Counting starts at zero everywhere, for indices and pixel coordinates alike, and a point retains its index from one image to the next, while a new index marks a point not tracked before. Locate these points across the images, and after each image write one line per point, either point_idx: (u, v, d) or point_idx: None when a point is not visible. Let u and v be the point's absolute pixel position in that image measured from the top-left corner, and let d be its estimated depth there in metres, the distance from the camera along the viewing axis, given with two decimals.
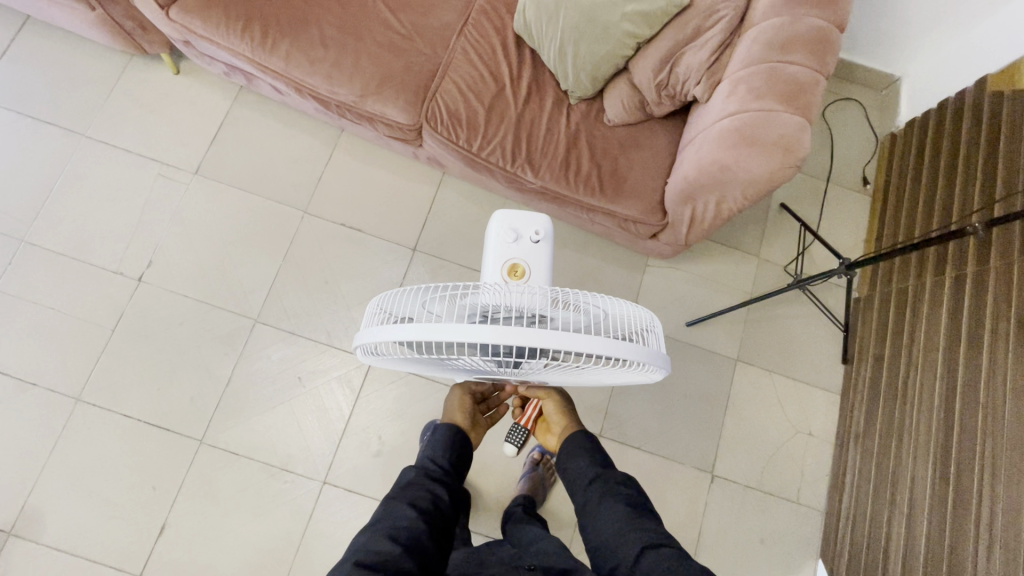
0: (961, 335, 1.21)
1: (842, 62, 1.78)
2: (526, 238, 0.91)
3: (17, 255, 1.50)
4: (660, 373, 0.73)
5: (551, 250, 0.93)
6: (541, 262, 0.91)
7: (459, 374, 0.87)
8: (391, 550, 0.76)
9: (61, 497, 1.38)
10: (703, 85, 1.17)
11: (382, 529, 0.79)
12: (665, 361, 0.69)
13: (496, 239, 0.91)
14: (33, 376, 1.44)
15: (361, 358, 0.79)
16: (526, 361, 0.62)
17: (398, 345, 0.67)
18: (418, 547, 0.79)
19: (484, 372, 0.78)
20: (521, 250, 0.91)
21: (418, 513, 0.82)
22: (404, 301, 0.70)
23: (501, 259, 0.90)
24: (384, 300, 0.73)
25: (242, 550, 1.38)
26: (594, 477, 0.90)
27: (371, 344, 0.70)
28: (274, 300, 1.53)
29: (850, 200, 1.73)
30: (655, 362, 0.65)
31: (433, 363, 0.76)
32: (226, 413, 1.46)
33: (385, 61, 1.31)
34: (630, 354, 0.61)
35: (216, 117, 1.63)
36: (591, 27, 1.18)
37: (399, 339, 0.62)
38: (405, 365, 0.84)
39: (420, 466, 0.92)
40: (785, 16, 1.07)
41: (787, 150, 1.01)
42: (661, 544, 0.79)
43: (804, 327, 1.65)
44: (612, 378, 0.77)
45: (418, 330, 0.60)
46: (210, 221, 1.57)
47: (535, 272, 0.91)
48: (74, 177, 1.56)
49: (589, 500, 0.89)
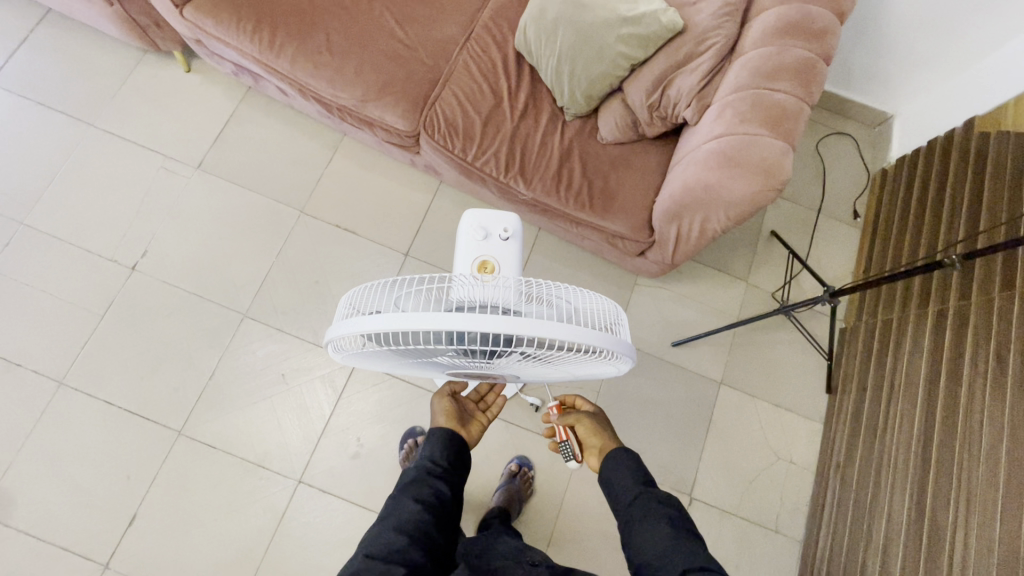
0: (941, 368, 1.21)
1: (836, 97, 1.82)
2: (495, 235, 0.96)
3: (16, 239, 1.52)
4: (628, 365, 0.74)
5: (520, 247, 0.97)
6: (510, 258, 0.95)
7: (433, 371, 0.88)
8: (400, 542, 0.80)
9: (34, 481, 1.37)
10: (693, 107, 1.20)
11: (389, 524, 0.81)
12: (633, 353, 0.70)
13: (466, 237, 0.95)
14: (18, 357, 1.45)
15: (332, 356, 0.79)
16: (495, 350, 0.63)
17: (369, 339, 0.67)
18: (426, 540, 0.82)
19: (457, 367, 0.78)
20: (490, 247, 0.95)
21: (423, 510, 0.83)
22: (374, 297, 0.71)
23: (471, 256, 0.94)
24: (355, 297, 0.73)
25: (211, 546, 1.37)
26: (635, 495, 0.87)
27: (339, 340, 0.70)
28: (263, 296, 1.55)
29: (839, 232, 1.76)
30: (622, 353, 0.66)
31: (404, 358, 0.77)
32: (206, 405, 1.46)
33: (386, 69, 1.35)
34: (597, 342, 0.62)
35: (222, 115, 1.67)
36: (587, 47, 1.22)
37: (368, 330, 0.62)
38: (377, 363, 0.84)
39: (420, 464, 0.89)
40: (772, 45, 1.11)
41: (769, 172, 1.04)
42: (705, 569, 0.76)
43: (789, 354, 1.66)
44: (582, 371, 0.78)
45: (387, 321, 0.60)
46: (207, 215, 1.59)
47: (504, 267, 0.94)
48: (79, 165, 1.60)
49: (631, 518, 0.86)
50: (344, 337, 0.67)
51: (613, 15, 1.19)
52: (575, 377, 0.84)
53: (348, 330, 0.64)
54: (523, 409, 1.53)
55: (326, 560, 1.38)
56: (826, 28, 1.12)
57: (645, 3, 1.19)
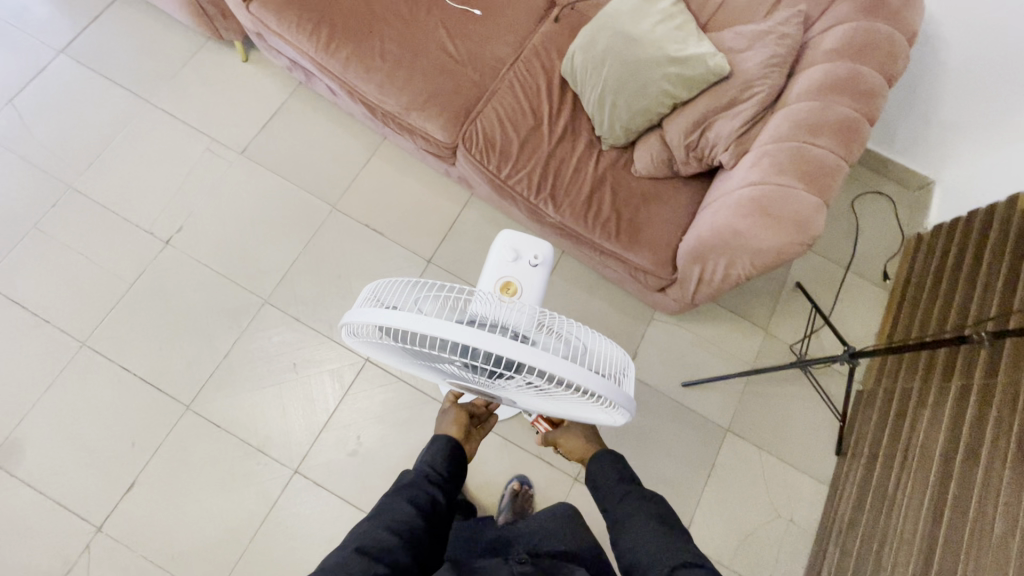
0: (959, 446, 1.16)
1: (878, 156, 1.79)
2: (525, 259, 0.99)
3: (62, 201, 1.59)
4: (626, 415, 0.74)
5: (547, 275, 1.00)
6: (533, 284, 0.98)
7: (437, 376, 0.89)
8: (391, 540, 0.77)
9: (44, 435, 1.41)
10: (730, 152, 1.20)
11: (381, 520, 0.80)
12: (633, 405, 0.70)
13: (498, 254, 0.99)
14: (46, 314, 1.50)
15: (343, 338, 0.80)
16: (499, 370, 0.63)
17: (381, 331, 0.68)
18: (416, 544, 0.80)
19: (460, 377, 0.79)
20: (518, 269, 0.98)
21: (417, 512, 0.83)
22: (394, 291, 0.72)
23: (498, 273, 0.98)
24: (375, 287, 0.74)
25: (202, 524, 1.39)
26: (627, 491, 0.89)
27: (352, 324, 0.71)
28: (286, 285, 1.58)
29: (867, 292, 1.72)
30: (623, 403, 0.65)
31: (412, 357, 0.77)
32: (217, 383, 1.49)
33: (434, 79, 1.39)
34: (599, 388, 0.62)
35: (271, 106, 1.73)
36: (632, 81, 1.24)
37: (381, 323, 0.63)
38: (384, 357, 0.85)
39: (418, 469, 0.90)
40: (818, 101, 1.11)
41: (797, 227, 1.03)
42: (692, 566, 0.77)
43: (801, 409, 1.62)
44: (580, 412, 0.78)
45: (399, 318, 0.61)
46: (243, 199, 1.64)
47: (526, 291, 0.96)
48: (131, 138, 1.67)
49: (621, 516, 0.87)
50: (356, 323, 0.68)
51: (661, 53, 1.21)
52: (574, 415, 0.83)
53: (360, 318, 0.65)
54: (524, 428, 1.52)
55: (311, 553, 1.38)
56: (875, 91, 1.11)
57: (694, 45, 1.21)
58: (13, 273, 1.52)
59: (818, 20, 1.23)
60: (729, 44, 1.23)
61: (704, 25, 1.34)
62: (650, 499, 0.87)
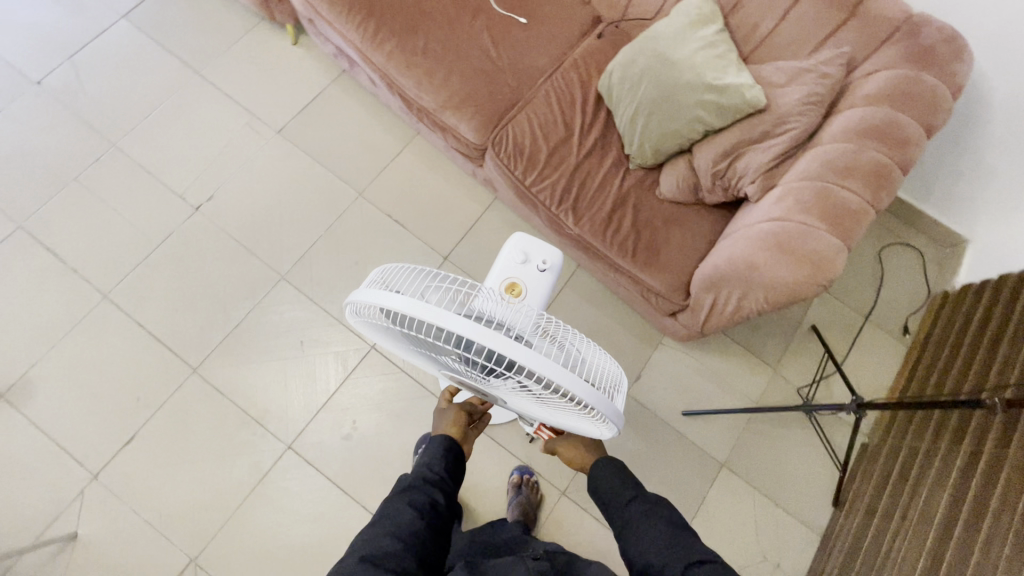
0: (960, 513, 1.11)
1: (912, 208, 1.76)
2: (534, 263, 0.99)
3: (104, 157, 1.65)
4: (615, 429, 0.74)
5: (554, 280, 0.99)
6: (539, 288, 0.98)
7: (434, 367, 0.89)
8: (394, 547, 0.79)
9: (55, 379, 1.46)
10: (756, 185, 1.20)
11: (384, 528, 0.81)
12: (621, 421, 0.70)
13: (506, 256, 0.99)
14: (74, 263, 1.56)
15: (346, 317, 0.81)
16: (494, 367, 0.64)
17: (384, 313, 0.69)
18: (419, 549, 0.81)
19: (455, 371, 0.79)
20: (526, 272, 0.98)
21: (418, 516, 0.84)
22: (401, 276, 0.72)
23: (504, 274, 0.99)
24: (385, 270, 0.75)
25: (192, 486, 1.41)
26: (629, 499, 0.89)
27: (356, 304, 0.72)
28: (304, 264, 1.62)
29: (883, 345, 1.68)
30: (612, 417, 0.66)
31: (411, 345, 0.78)
32: (225, 350, 1.53)
33: (472, 81, 1.41)
34: (591, 399, 0.62)
35: (313, 90, 1.78)
36: (666, 104, 1.25)
37: (385, 305, 0.63)
38: (384, 340, 0.86)
39: (418, 470, 0.90)
40: (852, 144, 1.10)
41: (815, 268, 1.02)
42: (703, 562, 0.79)
43: (801, 454, 1.59)
44: (569, 422, 0.78)
45: (404, 302, 0.62)
46: (274, 176, 1.68)
47: (530, 294, 0.98)
48: (177, 105, 1.73)
49: (626, 521, 0.88)
50: (361, 302, 0.68)
51: (699, 80, 1.21)
52: (562, 424, 0.84)
53: (365, 297, 0.65)
54: (519, 435, 1.53)
55: (293, 530, 1.40)
56: (911, 140, 1.09)
57: (733, 75, 1.21)
58: (48, 221, 1.58)
59: (862, 63, 1.22)
60: (769, 77, 1.22)
61: (746, 56, 1.33)
62: (644, 512, 0.87)
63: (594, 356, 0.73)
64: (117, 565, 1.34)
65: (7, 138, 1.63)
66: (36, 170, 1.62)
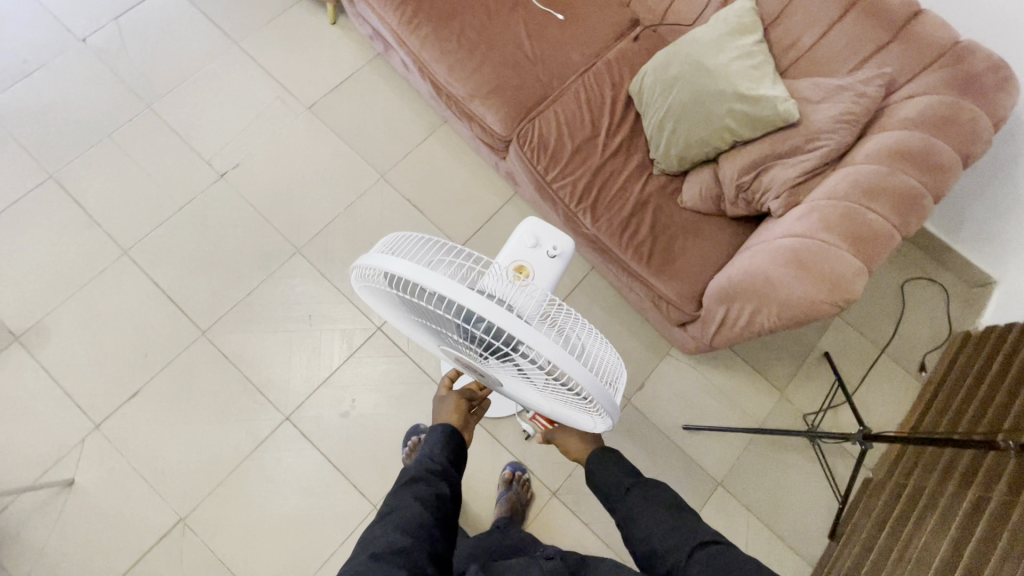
0: (961, 557, 1.06)
1: (940, 243, 1.71)
2: (544, 248, 1.05)
3: (138, 118, 1.69)
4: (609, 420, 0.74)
5: (563, 267, 1.06)
6: (547, 272, 1.05)
7: (434, 343, 0.89)
8: (404, 541, 0.77)
9: (69, 327, 1.49)
10: (781, 200, 1.17)
11: (392, 523, 0.80)
12: (616, 413, 0.71)
13: (518, 240, 1.06)
14: (99, 217, 1.59)
15: (352, 282, 0.81)
16: (495, 343, 0.64)
17: (390, 280, 0.69)
18: (430, 543, 0.80)
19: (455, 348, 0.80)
20: (535, 256, 1.05)
21: (425, 508, 0.82)
22: (410, 245, 0.72)
23: (515, 257, 1.05)
24: (395, 239, 0.75)
25: (188, 446, 1.43)
26: (630, 486, 0.89)
27: (363, 268, 0.72)
28: (320, 240, 1.63)
29: (897, 379, 1.64)
30: (607, 406, 0.66)
31: (414, 316, 0.78)
32: (235, 316, 1.55)
33: (503, 72, 1.41)
34: (589, 386, 0.62)
35: (346, 70, 1.80)
36: (696, 110, 1.23)
37: (391, 270, 0.64)
38: (386, 310, 0.86)
39: (420, 463, 0.89)
40: (883, 165, 1.07)
41: (833, 288, 1.00)
42: (710, 543, 0.80)
43: (800, 482, 1.55)
44: (564, 409, 0.78)
45: (412, 269, 0.61)
46: (300, 151, 1.70)
47: (539, 277, 1.04)
48: (212, 73, 1.76)
49: (630, 508, 0.88)
50: (368, 266, 0.68)
51: (732, 89, 1.20)
52: (557, 412, 0.84)
53: (373, 261, 0.65)
54: (516, 431, 1.52)
55: (282, 500, 1.41)
56: (946, 167, 1.06)
57: (768, 87, 1.19)
58: (78, 174, 1.62)
59: (902, 86, 1.20)
60: (804, 92, 1.20)
61: (783, 70, 1.31)
62: (642, 504, 0.87)
63: (596, 346, 0.73)
64: (109, 516, 1.36)
65: (48, 92, 1.68)
66: (71, 125, 1.66)
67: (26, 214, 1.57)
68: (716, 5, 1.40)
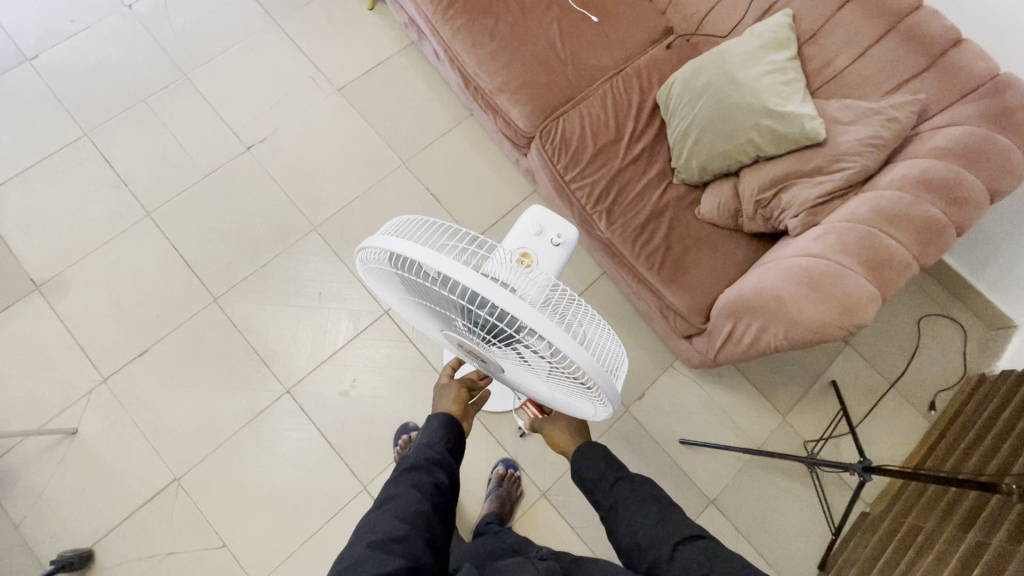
0: None
1: (962, 280, 1.66)
2: (547, 236, 1.09)
3: (174, 85, 1.73)
4: (609, 408, 0.75)
5: (566, 255, 1.10)
6: (551, 258, 1.09)
7: (436, 328, 0.90)
8: (401, 530, 0.77)
9: (88, 282, 1.53)
10: (799, 220, 1.16)
11: (391, 512, 0.80)
12: (617, 401, 0.71)
13: (521, 228, 1.10)
14: (127, 178, 1.63)
15: (357, 264, 0.81)
16: (501, 327, 0.65)
17: (397, 261, 0.69)
18: (427, 532, 0.80)
19: (457, 332, 0.80)
20: (539, 244, 1.09)
21: (424, 497, 0.83)
22: (415, 228, 0.73)
23: (520, 244, 1.09)
24: (400, 222, 0.75)
25: (190, 409, 1.46)
26: (617, 481, 0.89)
27: (369, 250, 0.72)
28: (337, 220, 1.65)
29: (904, 415, 1.60)
30: (607, 392, 0.67)
31: (418, 299, 0.79)
32: (247, 286, 1.57)
33: (532, 69, 1.42)
34: (592, 372, 0.63)
35: (379, 56, 1.82)
36: (721, 122, 1.23)
37: (399, 252, 0.64)
38: (389, 293, 0.87)
39: (419, 451, 0.89)
40: (907, 193, 1.06)
41: (846, 311, 0.98)
42: (694, 538, 0.80)
43: (794, 508, 1.52)
44: (565, 393, 0.79)
45: (418, 250, 0.62)
46: (326, 131, 1.73)
47: (542, 263, 1.08)
48: (250, 48, 1.79)
49: (615, 504, 0.87)
50: (373, 246, 0.68)
51: (759, 103, 1.19)
52: (557, 398, 0.85)
53: (378, 241, 0.65)
54: (511, 427, 1.52)
55: (275, 471, 1.42)
56: (973, 200, 1.04)
57: (796, 105, 1.18)
58: (111, 135, 1.67)
59: (934, 115, 1.17)
60: (833, 113, 1.18)
61: (814, 89, 1.30)
62: (627, 501, 0.86)
63: (598, 335, 0.74)
64: (107, 468, 1.39)
65: (91, 53, 1.73)
66: (110, 87, 1.71)
67: (58, 168, 1.62)
68: (752, 18, 1.39)
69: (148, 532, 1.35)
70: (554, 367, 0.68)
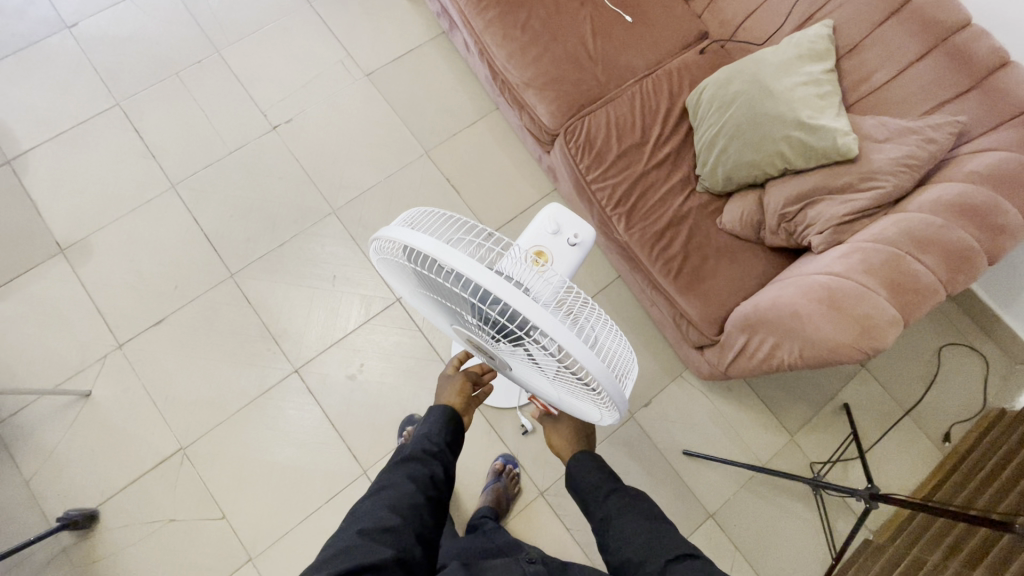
0: None
1: (988, 311, 1.61)
2: (565, 236, 1.09)
3: (206, 62, 1.75)
4: (615, 413, 0.74)
5: (581, 255, 1.10)
6: (566, 257, 1.09)
7: (446, 322, 0.89)
8: (393, 521, 0.77)
9: (110, 250, 1.56)
10: (824, 236, 1.13)
11: (384, 501, 0.80)
12: (624, 405, 0.70)
13: (539, 225, 1.10)
14: (155, 150, 1.66)
15: (371, 255, 0.81)
16: (510, 326, 0.64)
17: (410, 252, 0.69)
18: (417, 525, 0.79)
19: (467, 328, 0.79)
20: (555, 243, 1.09)
21: (418, 490, 0.82)
22: (429, 221, 0.72)
23: (538, 241, 1.09)
24: (414, 214, 0.75)
25: (200, 381, 1.48)
26: (613, 491, 0.88)
27: (383, 241, 0.72)
28: (357, 205, 1.66)
29: (917, 446, 1.56)
30: (614, 397, 0.66)
31: (429, 292, 0.78)
32: (264, 264, 1.59)
33: (562, 66, 1.41)
34: (601, 376, 0.62)
35: (410, 44, 1.82)
36: (751, 131, 1.20)
37: (412, 245, 0.63)
38: (401, 284, 0.87)
39: (417, 442, 0.89)
40: (938, 217, 1.02)
41: (865, 332, 0.95)
42: (686, 558, 0.78)
43: (795, 530, 1.49)
44: (572, 395, 0.79)
45: (431, 244, 0.61)
46: (353, 116, 1.74)
47: (557, 262, 1.08)
48: (283, 29, 1.80)
49: (609, 515, 0.86)
50: (386, 238, 0.68)
51: (792, 115, 1.16)
52: (563, 399, 0.84)
53: (393, 233, 0.65)
54: (514, 424, 1.52)
55: (277, 450, 1.44)
56: (1007, 230, 1.00)
57: (829, 119, 1.15)
58: (143, 105, 1.69)
59: (971, 140, 1.14)
60: (867, 130, 1.15)
61: (849, 103, 1.28)
62: (620, 514, 0.85)
63: (609, 339, 0.73)
64: (117, 432, 1.42)
65: (129, 25, 1.75)
66: (144, 59, 1.73)
67: (90, 135, 1.65)
68: (791, 27, 1.36)
69: (151, 498, 1.38)
70: (561, 369, 0.68)
